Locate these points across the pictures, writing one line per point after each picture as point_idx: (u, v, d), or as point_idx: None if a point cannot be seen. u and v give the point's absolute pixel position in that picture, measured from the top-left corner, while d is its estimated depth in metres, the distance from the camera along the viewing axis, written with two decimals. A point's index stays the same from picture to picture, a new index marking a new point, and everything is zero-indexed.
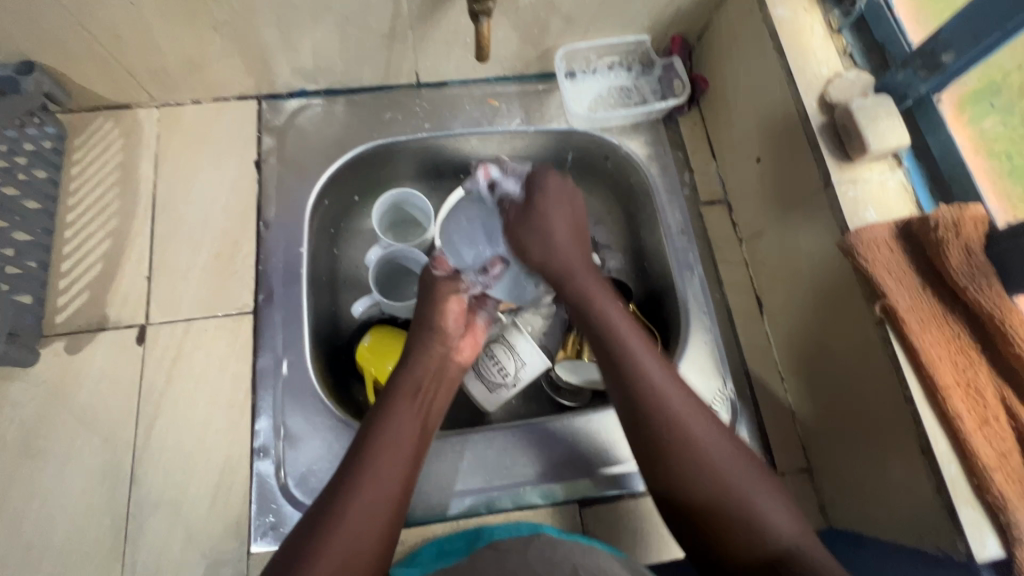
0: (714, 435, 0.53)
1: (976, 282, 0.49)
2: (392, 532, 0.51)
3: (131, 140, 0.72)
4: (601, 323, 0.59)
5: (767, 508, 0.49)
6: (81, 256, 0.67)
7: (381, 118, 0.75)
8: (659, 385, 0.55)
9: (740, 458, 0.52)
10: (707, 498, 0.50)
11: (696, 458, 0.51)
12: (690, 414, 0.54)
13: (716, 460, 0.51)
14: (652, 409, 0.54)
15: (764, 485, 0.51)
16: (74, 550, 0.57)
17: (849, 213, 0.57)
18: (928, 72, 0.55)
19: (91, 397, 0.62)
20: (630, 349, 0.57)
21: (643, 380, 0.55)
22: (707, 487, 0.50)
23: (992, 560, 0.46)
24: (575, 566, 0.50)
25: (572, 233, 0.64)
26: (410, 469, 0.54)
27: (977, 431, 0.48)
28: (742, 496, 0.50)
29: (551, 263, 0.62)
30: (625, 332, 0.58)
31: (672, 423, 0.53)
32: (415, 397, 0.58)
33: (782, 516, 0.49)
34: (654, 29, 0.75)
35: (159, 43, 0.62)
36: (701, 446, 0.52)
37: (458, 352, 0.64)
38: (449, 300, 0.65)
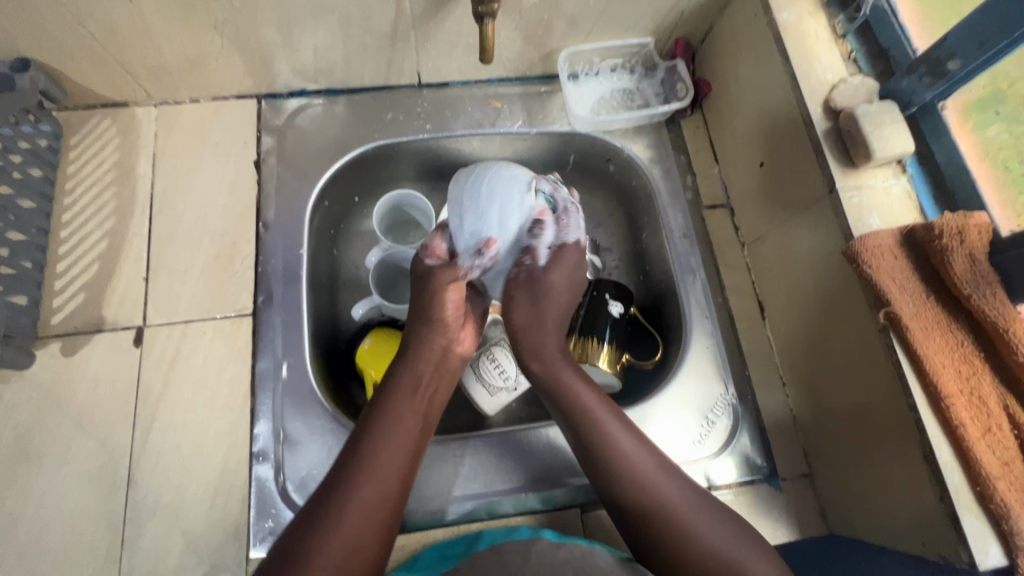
0: (693, 502, 0.54)
1: (981, 290, 0.49)
2: (391, 528, 0.51)
3: (129, 139, 0.71)
4: (568, 400, 0.58)
5: (753, 563, 0.50)
6: (77, 257, 0.66)
7: (382, 119, 0.75)
8: (636, 457, 0.55)
9: (721, 518, 0.53)
10: (692, 566, 0.50)
11: (678, 527, 0.52)
12: (669, 485, 0.54)
13: (698, 525, 0.52)
14: (632, 494, 0.54)
15: (743, 542, 0.52)
16: (70, 556, 0.56)
17: (853, 220, 0.56)
18: (933, 79, 0.55)
19: (87, 400, 0.61)
20: (600, 420, 0.57)
21: (619, 454, 0.55)
22: (691, 552, 0.51)
23: (995, 567, 0.46)
24: (578, 569, 0.50)
25: (562, 292, 0.62)
26: (409, 464, 0.54)
27: (980, 439, 0.48)
28: (727, 560, 0.50)
29: (527, 340, 0.61)
30: (594, 407, 0.58)
31: (649, 492, 0.54)
32: (416, 390, 0.58)
33: (766, 571, 0.50)
34: (658, 32, 0.75)
35: (158, 40, 0.61)
36: (678, 519, 0.52)
37: (458, 344, 0.62)
38: (449, 288, 0.59)
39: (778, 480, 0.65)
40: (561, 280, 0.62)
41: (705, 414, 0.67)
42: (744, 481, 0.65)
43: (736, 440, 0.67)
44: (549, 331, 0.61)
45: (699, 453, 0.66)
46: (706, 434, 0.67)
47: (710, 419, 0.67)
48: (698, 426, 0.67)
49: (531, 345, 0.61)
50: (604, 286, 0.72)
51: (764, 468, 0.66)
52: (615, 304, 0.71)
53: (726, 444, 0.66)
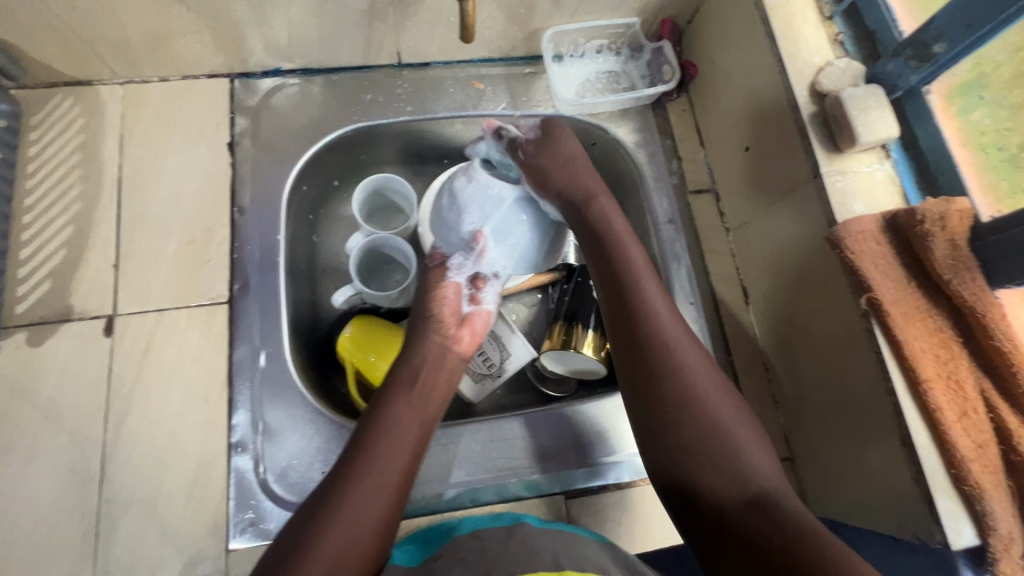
0: (716, 387, 0.54)
1: (961, 276, 0.50)
2: (390, 520, 0.50)
3: (93, 120, 0.67)
4: (625, 267, 0.59)
5: (754, 456, 0.51)
6: (41, 243, 0.63)
7: (361, 100, 0.72)
8: (660, 318, 0.56)
9: (735, 406, 0.54)
10: (705, 443, 0.51)
11: (693, 401, 0.53)
12: (698, 367, 0.54)
13: (746, 456, 0.51)
14: (654, 334, 0.55)
15: (755, 435, 0.52)
16: (43, 551, 0.55)
17: (837, 205, 0.56)
18: (919, 62, 0.55)
19: (56, 392, 0.59)
20: (643, 285, 0.58)
21: (644, 304, 0.57)
22: (691, 413, 0.52)
23: (967, 547, 0.47)
24: (556, 556, 0.49)
25: (582, 163, 0.64)
26: (411, 457, 0.53)
27: (956, 423, 0.48)
28: (728, 433, 0.52)
29: (576, 185, 0.63)
30: (640, 270, 0.59)
31: (697, 403, 0.53)
32: (413, 385, 0.58)
33: (761, 459, 0.51)
34: (644, 12, 0.73)
35: (120, 15, 0.58)
36: (712, 421, 0.52)
37: (457, 343, 0.62)
38: (443, 286, 0.63)
39: None
40: (562, 180, 0.62)
41: None
42: None
43: None
44: (609, 197, 0.63)
45: None
46: None
47: None
48: None
49: (584, 196, 0.62)
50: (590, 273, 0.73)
51: None
52: None
53: None
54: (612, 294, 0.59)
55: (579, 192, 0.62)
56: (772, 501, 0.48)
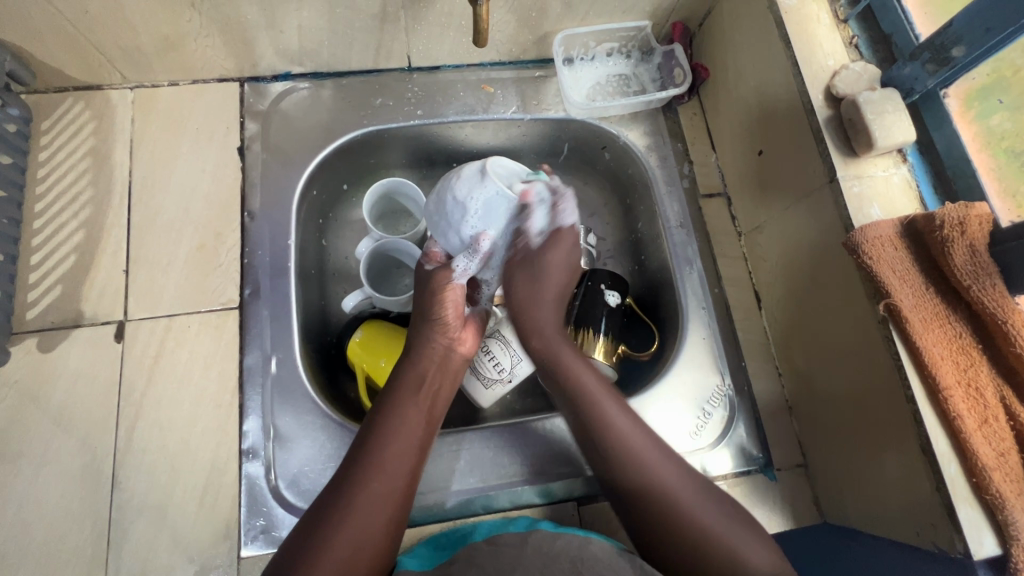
0: (682, 477, 0.54)
1: (980, 283, 0.49)
2: (397, 523, 0.50)
3: (104, 124, 0.67)
4: (564, 374, 0.60)
5: (743, 545, 0.51)
6: (52, 248, 0.63)
7: (371, 104, 0.72)
8: (632, 434, 0.56)
9: (727, 511, 0.53)
10: (691, 540, 0.51)
11: (669, 503, 0.53)
12: (676, 478, 0.54)
13: (734, 548, 0.50)
14: (616, 465, 0.55)
15: (739, 522, 0.52)
16: (54, 558, 0.54)
17: (854, 210, 0.56)
18: (937, 66, 0.54)
19: (67, 397, 0.59)
20: (601, 402, 0.58)
21: (611, 425, 0.56)
22: (684, 531, 0.51)
23: (989, 556, 0.47)
24: (575, 561, 0.49)
25: (547, 285, 0.63)
26: (415, 463, 0.53)
27: (977, 431, 0.48)
28: (710, 533, 0.51)
29: (531, 316, 0.63)
30: (579, 372, 0.60)
31: (671, 501, 0.53)
32: (419, 389, 0.57)
33: (759, 553, 0.50)
34: (655, 15, 0.73)
35: (131, 19, 0.58)
36: (687, 520, 0.52)
37: (461, 344, 0.62)
38: (450, 289, 0.61)
39: (773, 470, 0.65)
40: (557, 294, 0.64)
41: (702, 405, 0.67)
42: (740, 472, 0.65)
43: (732, 431, 0.66)
44: (558, 297, 0.64)
45: (697, 443, 0.65)
46: (704, 425, 0.66)
47: (706, 410, 0.67)
48: (696, 417, 0.66)
49: (524, 301, 0.63)
50: (600, 276, 0.71)
51: (760, 458, 0.66)
52: (611, 294, 0.70)
53: (723, 435, 0.66)
54: (583, 427, 0.58)
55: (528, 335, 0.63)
56: None
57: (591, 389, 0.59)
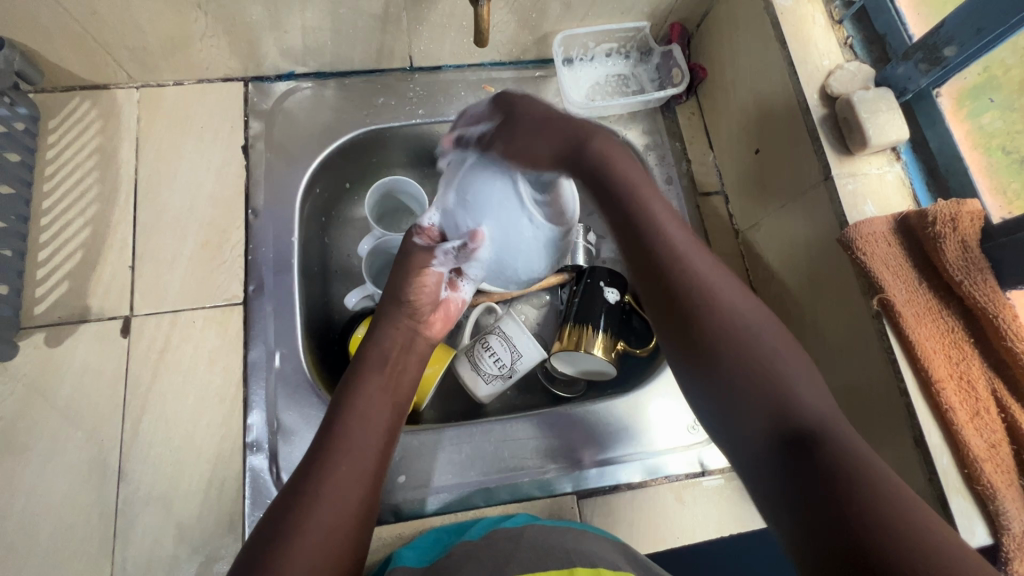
0: (749, 315, 0.49)
1: (972, 277, 0.50)
2: (370, 500, 0.51)
3: (110, 123, 0.68)
4: (622, 182, 0.55)
5: (801, 384, 0.44)
6: (59, 244, 0.64)
7: (373, 103, 0.73)
8: (695, 266, 0.51)
9: (791, 349, 0.47)
10: (752, 369, 0.46)
11: (722, 320, 0.48)
12: (743, 315, 0.48)
13: (794, 388, 0.44)
14: (675, 276, 0.50)
15: (810, 374, 0.46)
16: (61, 549, 0.55)
17: (848, 207, 0.57)
18: (928, 66, 0.55)
19: (75, 391, 0.60)
20: (665, 229, 0.53)
21: (675, 250, 0.52)
22: (742, 359, 0.46)
23: (980, 546, 0.48)
24: (568, 552, 0.49)
25: (556, 127, 0.59)
26: (384, 441, 0.55)
27: (968, 423, 0.49)
28: (768, 364, 0.46)
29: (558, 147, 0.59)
30: (647, 198, 0.55)
31: (731, 327, 0.48)
32: (383, 370, 0.59)
33: (815, 397, 0.44)
34: (653, 16, 0.74)
35: (138, 19, 0.59)
36: (745, 351, 0.47)
37: (429, 327, 0.65)
38: (426, 273, 0.63)
39: None
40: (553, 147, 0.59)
41: None
42: None
43: None
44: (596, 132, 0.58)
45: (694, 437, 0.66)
46: None
47: None
48: None
49: (561, 123, 0.59)
50: (599, 274, 0.72)
51: None
52: (610, 291, 0.71)
53: None
54: (637, 246, 0.53)
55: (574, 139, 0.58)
56: (824, 431, 0.41)
57: (651, 207, 0.55)
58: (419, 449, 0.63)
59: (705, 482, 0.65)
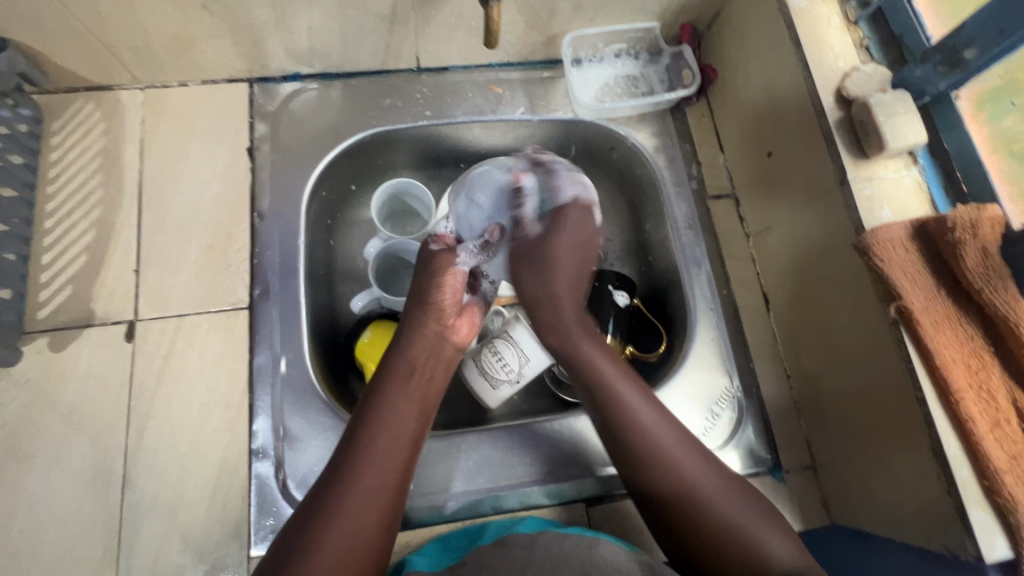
0: (711, 478, 0.54)
1: (992, 285, 0.49)
2: (391, 515, 0.50)
3: (115, 125, 0.67)
4: (592, 372, 0.59)
5: (765, 537, 0.50)
6: (64, 248, 0.63)
7: (380, 104, 0.72)
8: (653, 427, 0.55)
9: (739, 496, 0.53)
10: (721, 531, 0.51)
11: (687, 492, 0.53)
12: (674, 438, 0.55)
13: (751, 532, 0.51)
14: (650, 473, 0.54)
15: (756, 512, 0.52)
16: (66, 556, 0.55)
17: (864, 212, 0.56)
18: (948, 68, 0.54)
19: (79, 397, 0.59)
20: (629, 398, 0.57)
21: (637, 421, 0.56)
22: (709, 515, 0.51)
23: (1001, 561, 0.46)
24: (585, 563, 0.49)
25: (568, 258, 0.62)
26: (411, 456, 0.53)
27: (988, 434, 0.48)
28: (744, 533, 0.51)
29: (544, 284, 0.62)
30: (579, 343, 0.61)
31: (679, 471, 0.53)
32: (410, 379, 0.57)
33: (784, 546, 0.50)
34: (664, 16, 0.73)
35: (143, 20, 0.58)
36: (712, 512, 0.52)
37: (453, 332, 0.62)
38: (449, 273, 0.61)
39: (781, 472, 0.65)
40: (570, 255, 0.62)
41: (710, 406, 0.67)
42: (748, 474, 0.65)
43: (740, 432, 0.67)
44: (563, 274, 0.62)
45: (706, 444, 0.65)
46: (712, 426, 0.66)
47: (715, 411, 0.67)
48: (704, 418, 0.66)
49: (550, 307, 0.62)
50: (607, 278, 0.72)
51: (768, 460, 0.66)
52: (620, 294, 0.71)
53: (731, 436, 0.66)
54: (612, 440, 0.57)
55: (551, 325, 0.62)
56: None
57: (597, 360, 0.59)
58: (427, 456, 0.63)
59: None
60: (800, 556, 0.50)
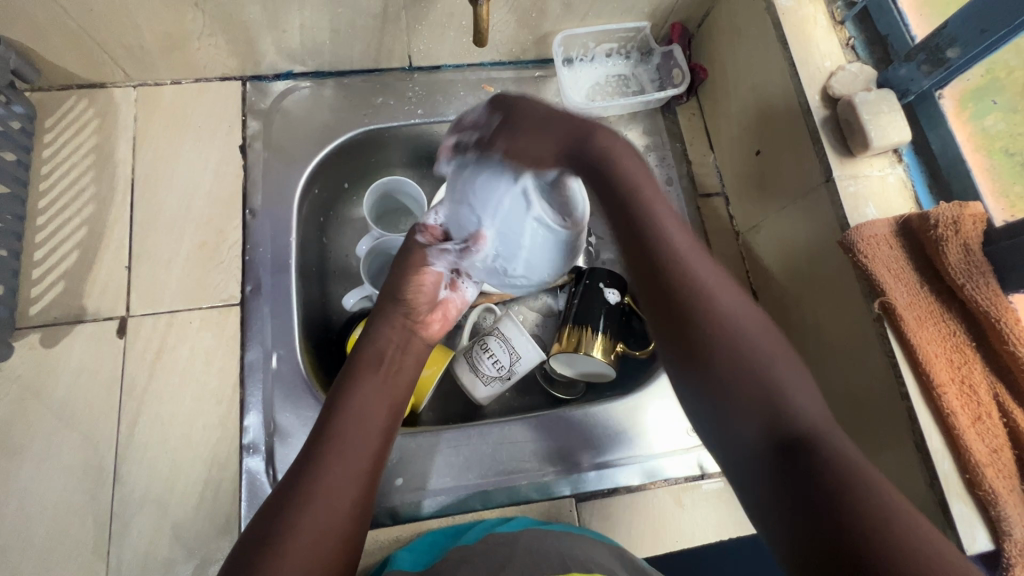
0: (737, 305, 0.49)
1: (974, 281, 0.50)
2: (364, 502, 0.50)
3: (108, 122, 0.68)
4: (630, 196, 0.53)
5: (795, 391, 0.44)
6: (56, 244, 0.63)
7: (372, 103, 0.73)
8: (698, 277, 0.50)
9: (772, 332, 0.48)
10: (733, 344, 0.47)
11: (707, 307, 0.49)
12: (707, 274, 0.50)
13: (762, 348, 0.47)
14: (671, 280, 0.50)
15: (793, 365, 0.46)
16: (56, 550, 0.55)
17: (849, 210, 0.56)
18: (931, 67, 0.55)
19: (70, 393, 0.59)
20: (672, 241, 0.52)
21: (683, 276, 0.50)
22: (735, 349, 0.47)
23: (981, 551, 0.48)
24: (563, 556, 0.49)
25: (559, 125, 0.56)
26: (381, 444, 0.54)
27: (970, 427, 0.48)
28: (760, 361, 0.46)
29: (555, 119, 0.56)
30: (647, 195, 0.54)
31: (712, 301, 0.49)
32: (379, 367, 0.58)
33: (813, 404, 0.44)
34: (654, 16, 0.73)
35: (136, 18, 0.58)
36: (726, 319, 0.48)
37: (425, 327, 0.64)
38: (424, 271, 0.63)
39: None
40: (567, 134, 0.55)
41: None
42: None
43: None
44: (626, 151, 0.55)
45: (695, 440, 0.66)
46: None
47: None
48: None
49: (583, 152, 0.55)
50: (598, 275, 0.71)
51: None
52: (611, 292, 0.70)
53: None
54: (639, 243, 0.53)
55: (576, 126, 0.55)
56: (816, 436, 0.42)
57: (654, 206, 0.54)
58: (416, 452, 0.63)
59: (705, 485, 0.64)
60: (828, 421, 0.43)
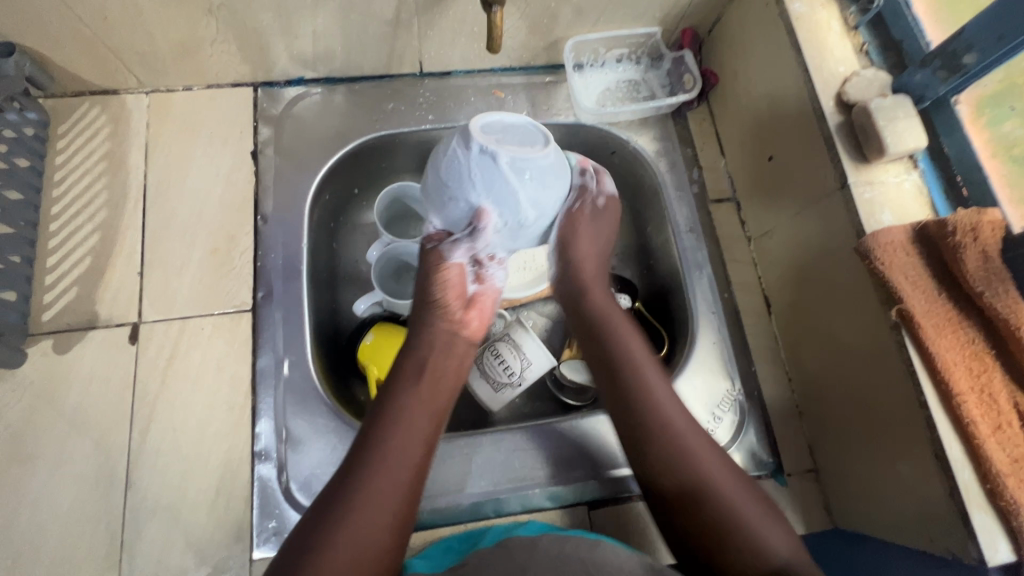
0: (710, 451, 0.55)
1: (993, 288, 0.49)
2: (405, 516, 0.50)
3: (120, 129, 0.68)
4: (621, 354, 0.61)
5: (764, 525, 0.51)
6: (68, 250, 0.63)
7: (383, 109, 0.73)
8: (679, 426, 0.56)
9: (731, 468, 0.54)
10: (714, 520, 0.51)
11: (690, 461, 0.54)
12: (678, 414, 0.57)
13: (743, 514, 0.51)
14: (654, 449, 0.55)
15: (762, 507, 0.52)
16: (67, 557, 0.55)
17: (865, 216, 0.56)
18: (948, 73, 0.54)
19: (82, 399, 0.59)
20: (648, 379, 0.58)
21: (666, 425, 0.56)
22: (713, 502, 0.52)
23: (1003, 563, 0.46)
24: (585, 562, 0.49)
25: (597, 239, 0.66)
26: (425, 456, 0.53)
27: (990, 436, 0.48)
28: (739, 518, 0.51)
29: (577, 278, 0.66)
30: (639, 357, 0.60)
31: (692, 459, 0.54)
32: (421, 377, 0.57)
33: (781, 536, 0.50)
34: (665, 22, 0.73)
35: (150, 26, 0.58)
36: (710, 484, 0.53)
37: (463, 327, 0.62)
38: (445, 268, 0.60)
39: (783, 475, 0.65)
40: (593, 243, 0.65)
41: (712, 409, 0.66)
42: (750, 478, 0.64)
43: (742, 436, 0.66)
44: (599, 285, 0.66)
45: None
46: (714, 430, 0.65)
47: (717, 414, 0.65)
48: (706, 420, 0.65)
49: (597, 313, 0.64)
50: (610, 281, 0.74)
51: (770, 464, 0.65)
52: (622, 297, 0.74)
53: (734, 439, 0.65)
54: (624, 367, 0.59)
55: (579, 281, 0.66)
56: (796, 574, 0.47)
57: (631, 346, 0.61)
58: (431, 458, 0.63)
59: None
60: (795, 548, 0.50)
